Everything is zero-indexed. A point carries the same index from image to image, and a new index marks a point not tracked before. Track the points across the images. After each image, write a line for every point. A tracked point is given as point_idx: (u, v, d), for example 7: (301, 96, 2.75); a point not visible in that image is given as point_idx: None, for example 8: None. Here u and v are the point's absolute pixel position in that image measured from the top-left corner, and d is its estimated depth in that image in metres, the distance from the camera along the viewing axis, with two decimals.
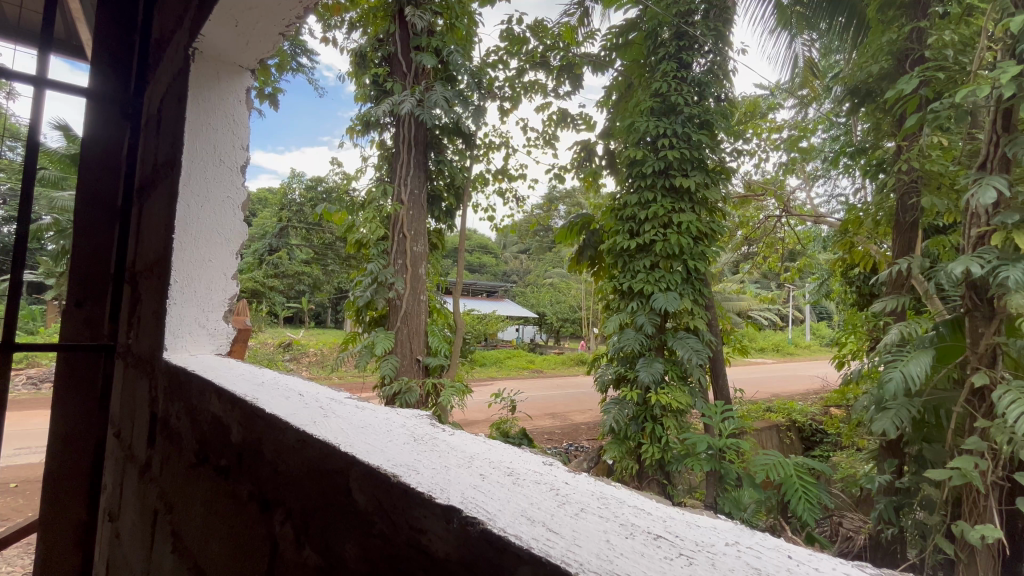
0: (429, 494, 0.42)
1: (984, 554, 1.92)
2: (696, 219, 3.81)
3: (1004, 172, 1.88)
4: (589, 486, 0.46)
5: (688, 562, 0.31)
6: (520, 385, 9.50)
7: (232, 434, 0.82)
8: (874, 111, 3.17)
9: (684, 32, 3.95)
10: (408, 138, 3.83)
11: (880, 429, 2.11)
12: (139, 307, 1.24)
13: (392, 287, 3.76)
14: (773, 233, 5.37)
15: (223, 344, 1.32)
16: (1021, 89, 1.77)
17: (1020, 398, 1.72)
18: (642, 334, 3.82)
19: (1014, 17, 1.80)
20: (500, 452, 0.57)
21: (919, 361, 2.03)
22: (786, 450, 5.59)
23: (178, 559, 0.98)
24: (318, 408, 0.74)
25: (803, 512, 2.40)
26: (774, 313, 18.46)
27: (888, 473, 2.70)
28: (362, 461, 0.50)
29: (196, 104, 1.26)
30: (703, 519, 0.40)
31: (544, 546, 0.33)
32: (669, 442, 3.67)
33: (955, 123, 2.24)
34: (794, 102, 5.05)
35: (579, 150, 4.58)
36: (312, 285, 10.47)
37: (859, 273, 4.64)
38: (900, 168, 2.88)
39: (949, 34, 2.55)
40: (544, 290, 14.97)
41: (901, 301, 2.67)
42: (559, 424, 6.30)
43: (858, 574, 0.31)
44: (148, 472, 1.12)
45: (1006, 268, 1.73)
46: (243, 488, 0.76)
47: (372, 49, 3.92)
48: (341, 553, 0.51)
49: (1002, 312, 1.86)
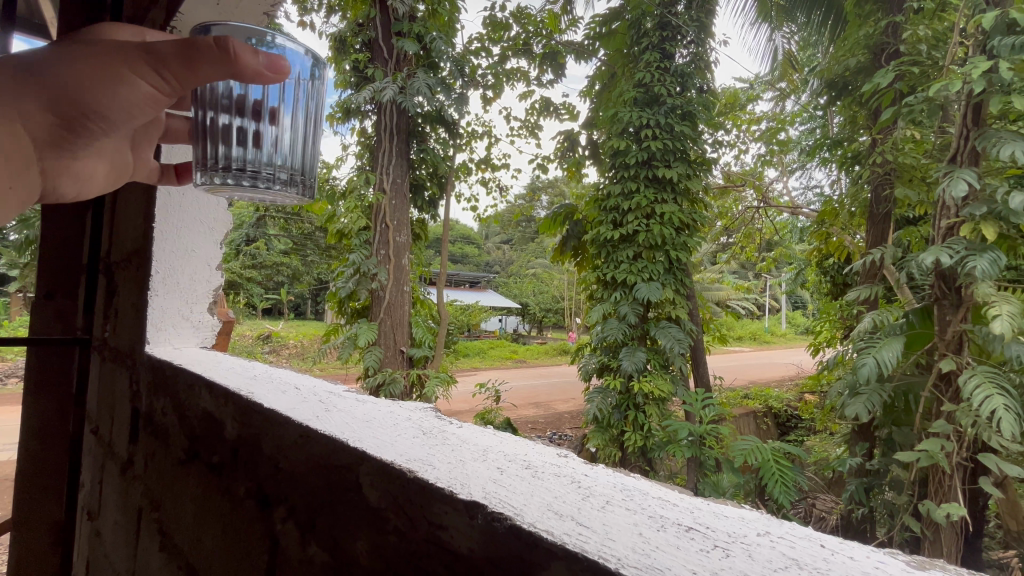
0: (450, 489, 0.41)
1: (949, 531, 2.00)
2: (678, 210, 3.86)
3: (974, 165, 1.92)
4: (610, 478, 0.46)
5: (725, 554, 0.31)
6: (503, 375, 9.54)
7: (226, 430, 0.79)
8: (849, 104, 3.27)
9: (668, 22, 3.94)
10: (389, 127, 3.75)
11: (853, 414, 2.17)
12: (119, 299, 1.19)
13: (375, 278, 3.71)
14: (752, 223, 5.47)
15: (208, 337, 1.27)
16: (991, 84, 1.82)
17: (984, 383, 1.79)
18: (625, 323, 3.87)
19: (985, 13, 1.84)
20: (513, 444, 0.56)
21: (891, 348, 2.07)
22: (762, 436, 5.75)
23: (167, 558, 0.96)
24: (318, 402, 0.72)
25: (780, 495, 2.47)
26: (751, 303, 18.87)
27: (860, 455, 2.79)
28: (373, 456, 0.49)
29: None
30: (729, 508, 0.40)
31: (578, 541, 0.32)
32: (651, 429, 3.73)
33: (927, 118, 2.29)
34: (773, 94, 5.11)
35: (562, 140, 4.57)
36: (292, 277, 10.26)
37: (833, 262, 4.76)
38: (873, 160, 2.94)
39: (924, 29, 2.66)
40: (528, 281, 15.01)
41: (874, 290, 2.74)
42: (542, 414, 6.36)
43: (892, 561, 0.32)
44: (131, 470, 1.08)
45: (972, 259, 1.79)
46: (239, 485, 0.74)
47: (352, 34, 3.81)
48: (352, 549, 0.50)
49: (968, 300, 1.91)
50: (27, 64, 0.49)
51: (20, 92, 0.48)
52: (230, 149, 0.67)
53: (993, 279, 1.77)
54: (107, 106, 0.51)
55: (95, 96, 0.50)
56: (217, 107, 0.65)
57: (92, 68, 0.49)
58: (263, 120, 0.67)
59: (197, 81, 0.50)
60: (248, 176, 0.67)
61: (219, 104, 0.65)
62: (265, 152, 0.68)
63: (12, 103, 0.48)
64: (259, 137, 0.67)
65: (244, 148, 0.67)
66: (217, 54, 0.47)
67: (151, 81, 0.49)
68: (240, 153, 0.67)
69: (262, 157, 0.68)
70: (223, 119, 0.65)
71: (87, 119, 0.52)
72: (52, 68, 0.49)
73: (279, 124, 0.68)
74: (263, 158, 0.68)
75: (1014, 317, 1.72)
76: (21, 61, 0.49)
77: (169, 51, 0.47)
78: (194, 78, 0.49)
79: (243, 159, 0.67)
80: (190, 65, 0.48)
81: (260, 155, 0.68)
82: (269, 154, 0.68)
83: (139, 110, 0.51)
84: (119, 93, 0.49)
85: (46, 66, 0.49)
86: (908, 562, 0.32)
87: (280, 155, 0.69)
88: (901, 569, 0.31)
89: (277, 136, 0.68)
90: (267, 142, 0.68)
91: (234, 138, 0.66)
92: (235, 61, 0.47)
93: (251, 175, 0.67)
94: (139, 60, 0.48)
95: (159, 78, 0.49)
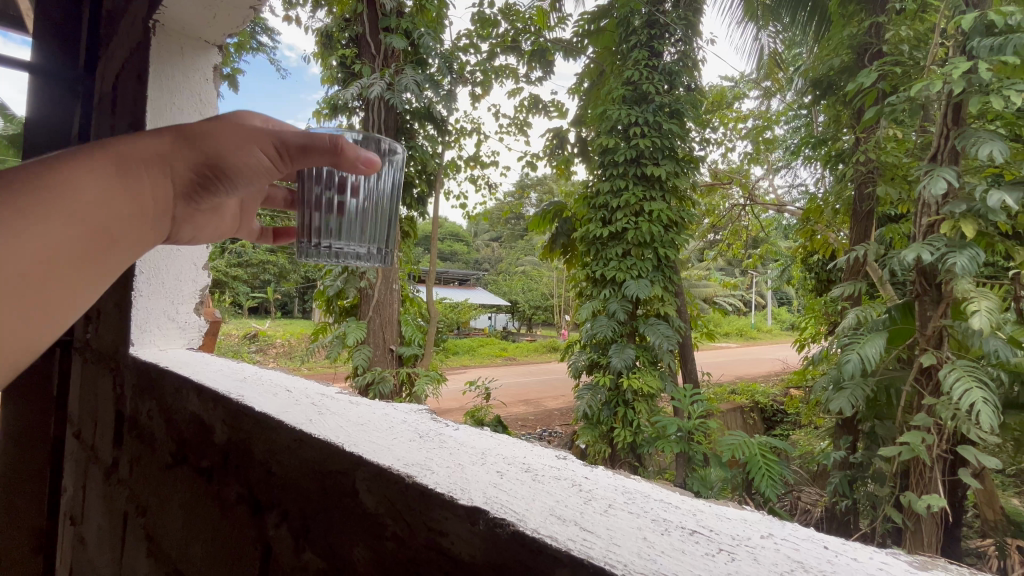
0: (450, 495, 0.40)
1: (929, 522, 2.04)
2: (666, 207, 3.88)
3: (954, 163, 1.96)
4: (611, 480, 0.46)
5: (730, 558, 0.32)
6: (493, 373, 9.53)
7: (215, 434, 0.77)
8: (834, 103, 3.30)
9: (656, 20, 3.95)
10: (378, 124, 3.68)
11: (837, 409, 2.21)
12: (101, 300, 1.16)
13: (363, 276, 3.67)
14: (738, 220, 5.52)
15: (195, 338, 1.24)
16: (970, 84, 1.85)
17: (963, 377, 1.83)
18: (614, 320, 3.88)
19: (965, 14, 1.87)
20: (512, 447, 0.55)
21: (874, 343, 2.10)
22: (749, 430, 5.82)
23: (153, 564, 0.94)
24: (310, 405, 0.71)
25: (766, 489, 2.50)
26: (737, 299, 19.09)
27: (843, 448, 2.83)
28: (370, 461, 0.48)
29: (158, 82, 1.16)
30: (731, 511, 0.41)
31: (583, 547, 0.32)
32: (640, 425, 3.75)
33: (908, 118, 2.32)
34: (759, 93, 5.16)
35: (551, 137, 4.56)
36: (278, 275, 10.13)
37: (818, 259, 4.83)
38: (857, 159, 2.98)
39: (906, 31, 2.61)
40: (517, 278, 15.00)
41: (857, 287, 2.79)
42: (532, 411, 6.37)
43: (893, 562, 0.33)
44: (116, 474, 1.06)
45: (953, 255, 1.83)
46: (230, 490, 0.72)
47: (339, 29, 3.78)
48: (348, 555, 0.50)
49: (949, 296, 1.95)
50: (173, 132, 0.52)
51: (168, 156, 0.50)
52: (320, 224, 0.70)
53: (972, 275, 1.81)
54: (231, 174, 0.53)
55: (227, 164, 0.52)
56: (319, 183, 0.68)
57: (228, 139, 0.52)
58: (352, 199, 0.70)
59: (307, 163, 0.55)
60: (332, 247, 0.71)
61: (318, 183, 0.67)
62: (349, 228, 0.71)
63: (157, 167, 0.50)
64: (348, 215, 0.70)
65: (335, 223, 0.71)
66: (328, 147, 0.52)
67: (271, 156, 0.53)
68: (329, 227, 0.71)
69: (346, 232, 0.71)
70: (321, 194, 0.69)
71: (214, 184, 0.53)
72: (193, 138, 0.51)
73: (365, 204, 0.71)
74: (347, 233, 0.71)
75: (992, 313, 1.75)
76: (169, 131, 0.51)
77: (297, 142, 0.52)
78: (307, 160, 0.54)
79: (329, 232, 0.71)
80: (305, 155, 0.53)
81: (345, 231, 0.71)
82: (352, 230, 0.72)
83: (257, 179, 0.54)
84: (242, 166, 0.52)
85: (190, 136, 0.51)
86: (911, 562, 0.33)
87: (362, 231, 0.72)
88: (902, 570, 0.32)
89: (364, 215, 0.71)
90: (355, 220, 0.71)
91: (326, 214, 0.70)
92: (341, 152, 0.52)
93: (334, 247, 0.72)
94: (264, 138, 0.52)
95: (279, 158, 0.53)
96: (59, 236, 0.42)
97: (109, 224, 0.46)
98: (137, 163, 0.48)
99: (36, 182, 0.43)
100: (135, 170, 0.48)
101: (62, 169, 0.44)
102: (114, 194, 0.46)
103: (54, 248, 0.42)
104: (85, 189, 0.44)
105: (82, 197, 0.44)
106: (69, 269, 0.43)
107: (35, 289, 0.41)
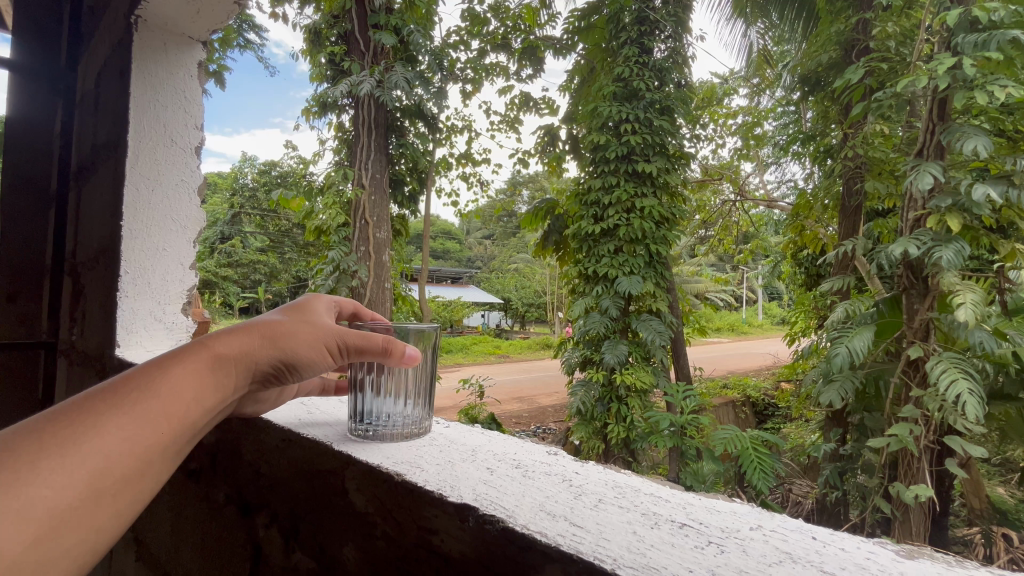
0: (440, 492, 0.40)
1: (918, 512, 2.06)
2: (658, 203, 3.89)
3: (940, 159, 1.98)
4: (602, 474, 0.46)
5: (719, 550, 0.32)
6: (486, 371, 9.53)
7: (203, 435, 0.76)
8: (823, 100, 3.29)
9: (646, 16, 3.94)
10: (368, 121, 3.69)
11: (827, 401, 2.23)
12: (86, 300, 1.14)
13: (355, 275, 3.62)
14: (729, 216, 5.55)
15: (182, 338, 1.22)
16: (956, 80, 1.87)
17: (950, 368, 1.84)
18: (607, 317, 3.89)
19: (950, 11, 1.89)
20: (503, 443, 0.55)
21: (862, 336, 2.12)
22: (741, 424, 5.87)
23: (142, 568, 0.92)
24: (299, 404, 0.70)
25: (758, 482, 2.52)
26: (727, 294, 19.24)
27: (834, 440, 2.86)
28: (360, 461, 0.47)
29: (140, 80, 1.12)
30: (721, 503, 0.41)
31: (573, 543, 0.32)
32: (634, 421, 3.77)
33: (894, 112, 2.33)
34: (748, 90, 5.19)
35: (542, 134, 4.55)
36: None
37: (807, 255, 4.86)
38: (845, 154, 3.01)
39: (892, 26, 2.69)
40: (510, 276, 14.99)
41: (846, 280, 2.82)
42: (526, 408, 6.38)
43: (881, 552, 0.33)
44: None
45: (938, 250, 1.85)
46: (219, 492, 0.71)
47: (327, 26, 3.74)
48: (338, 555, 0.49)
49: (935, 289, 1.97)
50: (259, 329, 0.50)
51: (253, 353, 0.48)
52: (369, 389, 0.58)
53: (957, 269, 1.83)
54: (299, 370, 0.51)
55: (298, 362, 0.51)
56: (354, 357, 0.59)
57: (307, 339, 0.50)
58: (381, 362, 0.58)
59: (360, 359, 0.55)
60: (381, 421, 0.58)
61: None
62: (401, 393, 0.59)
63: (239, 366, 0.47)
64: (401, 377, 0.59)
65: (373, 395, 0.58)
66: (381, 348, 0.54)
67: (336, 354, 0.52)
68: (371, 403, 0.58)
69: (397, 397, 0.59)
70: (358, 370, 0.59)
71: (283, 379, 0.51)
72: (276, 334, 0.50)
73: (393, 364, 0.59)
74: (397, 400, 0.59)
75: (977, 305, 1.77)
76: (252, 325, 0.49)
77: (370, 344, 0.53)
78: (363, 359, 0.54)
79: (378, 400, 0.58)
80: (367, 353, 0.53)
81: (396, 396, 0.59)
82: (404, 396, 0.59)
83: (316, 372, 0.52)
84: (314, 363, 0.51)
85: (275, 334, 0.50)
86: (897, 551, 0.34)
87: (414, 399, 0.60)
88: (890, 558, 0.32)
89: (416, 381, 0.60)
90: (407, 384, 0.60)
91: (379, 376, 0.58)
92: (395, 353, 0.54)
93: (382, 417, 0.58)
94: (336, 338, 0.52)
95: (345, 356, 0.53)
96: (133, 456, 0.37)
97: (188, 431, 0.42)
98: (225, 362, 0.46)
99: (129, 397, 0.39)
100: (223, 369, 0.45)
101: (154, 376, 0.41)
102: (202, 400, 0.43)
103: (127, 466, 0.37)
104: (175, 400, 0.41)
105: (173, 408, 0.41)
106: (141, 492, 0.38)
107: (108, 516, 0.36)
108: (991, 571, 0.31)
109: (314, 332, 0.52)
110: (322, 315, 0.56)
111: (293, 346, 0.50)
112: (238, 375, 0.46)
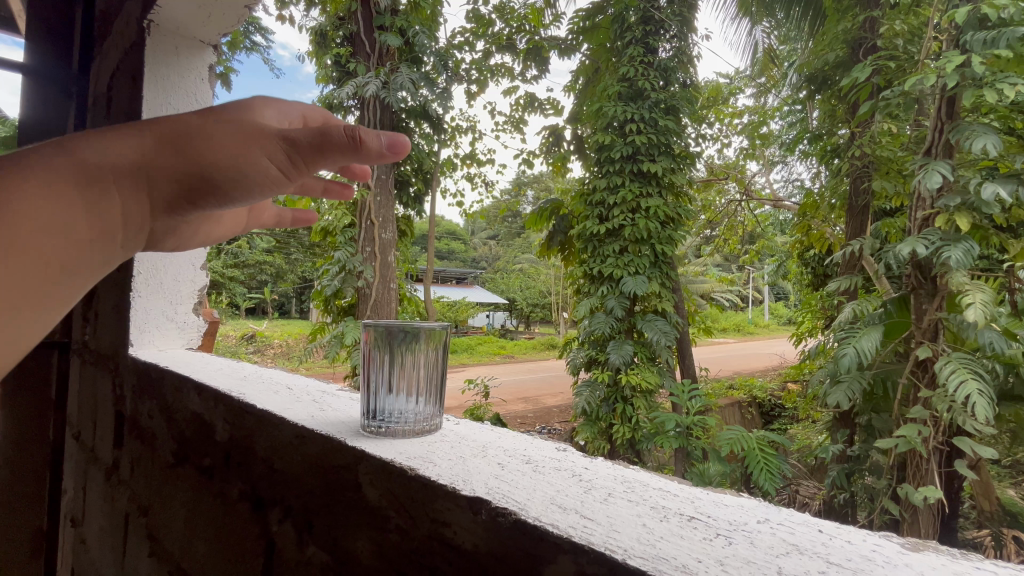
0: (453, 485, 0.41)
1: (926, 514, 2.04)
2: (663, 203, 3.88)
3: (948, 157, 1.96)
4: (611, 470, 0.47)
5: (727, 542, 0.33)
6: (491, 371, 9.54)
7: (216, 433, 0.78)
8: (829, 99, 3.33)
9: (651, 16, 3.95)
10: (373, 122, 3.70)
11: (834, 402, 2.21)
12: (98, 301, 1.16)
13: (360, 275, 3.65)
14: (735, 216, 5.52)
15: (194, 338, 1.24)
16: (964, 78, 1.86)
17: (959, 368, 1.83)
18: (612, 317, 3.88)
19: (959, 8, 1.87)
20: (512, 440, 0.56)
21: (871, 336, 2.11)
22: (747, 425, 5.85)
23: (156, 563, 0.94)
24: (311, 403, 0.71)
25: (765, 483, 2.51)
26: (733, 294, 19.15)
27: (841, 441, 2.84)
28: (373, 456, 0.49)
29: (154, 83, 1.15)
30: (728, 497, 0.42)
31: (584, 534, 0.33)
32: (639, 421, 3.77)
33: (903, 111, 2.31)
34: (754, 89, 5.19)
35: (547, 134, 4.55)
36: (274, 276, 10.00)
37: (814, 254, 4.82)
38: (853, 153, 3.00)
39: (899, 24, 2.69)
40: (515, 276, 14.98)
41: (853, 280, 2.81)
42: (532, 408, 6.39)
43: (887, 544, 0.34)
44: (116, 475, 1.06)
45: (947, 249, 1.84)
46: (233, 487, 0.73)
47: (332, 28, 3.76)
48: (353, 549, 0.50)
49: (944, 289, 1.96)
50: (160, 135, 0.43)
51: (147, 163, 0.42)
52: (382, 388, 0.60)
53: (967, 268, 1.82)
54: (223, 184, 0.43)
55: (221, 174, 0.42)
56: (371, 353, 0.61)
57: (223, 143, 0.42)
58: (397, 356, 0.61)
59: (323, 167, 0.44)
60: (392, 416, 0.58)
61: (386, 341, 0.61)
62: (413, 391, 0.60)
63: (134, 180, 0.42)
64: (414, 375, 0.61)
65: (387, 391, 0.59)
66: (344, 143, 0.42)
67: (280, 163, 0.43)
68: (386, 400, 0.59)
69: (408, 395, 0.60)
70: (376, 366, 0.61)
71: (216, 201, 0.44)
72: (179, 137, 0.42)
73: (408, 359, 0.61)
74: (409, 397, 0.60)
75: (987, 305, 1.76)
76: (155, 132, 0.43)
77: (310, 140, 0.42)
78: (325, 166, 0.44)
79: (390, 397, 0.59)
80: (319, 153, 0.42)
81: (407, 394, 0.60)
82: (415, 394, 0.60)
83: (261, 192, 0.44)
84: (245, 175, 0.42)
85: (178, 140, 0.42)
86: (903, 543, 0.34)
87: (425, 396, 0.61)
88: (895, 550, 0.33)
89: (428, 380, 0.61)
90: (418, 383, 0.61)
91: (390, 374, 0.61)
92: (362, 149, 0.42)
93: (394, 414, 0.59)
94: (271, 142, 0.43)
95: (292, 165, 0.43)
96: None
97: (73, 250, 0.39)
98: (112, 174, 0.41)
99: None
100: (106, 182, 0.41)
101: (24, 183, 0.37)
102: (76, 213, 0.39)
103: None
104: (46, 211, 0.37)
105: (43, 223, 0.37)
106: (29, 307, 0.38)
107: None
108: (996, 562, 0.32)
109: (235, 138, 0.42)
110: (263, 121, 0.46)
111: (201, 155, 0.42)
112: (130, 191, 0.42)
